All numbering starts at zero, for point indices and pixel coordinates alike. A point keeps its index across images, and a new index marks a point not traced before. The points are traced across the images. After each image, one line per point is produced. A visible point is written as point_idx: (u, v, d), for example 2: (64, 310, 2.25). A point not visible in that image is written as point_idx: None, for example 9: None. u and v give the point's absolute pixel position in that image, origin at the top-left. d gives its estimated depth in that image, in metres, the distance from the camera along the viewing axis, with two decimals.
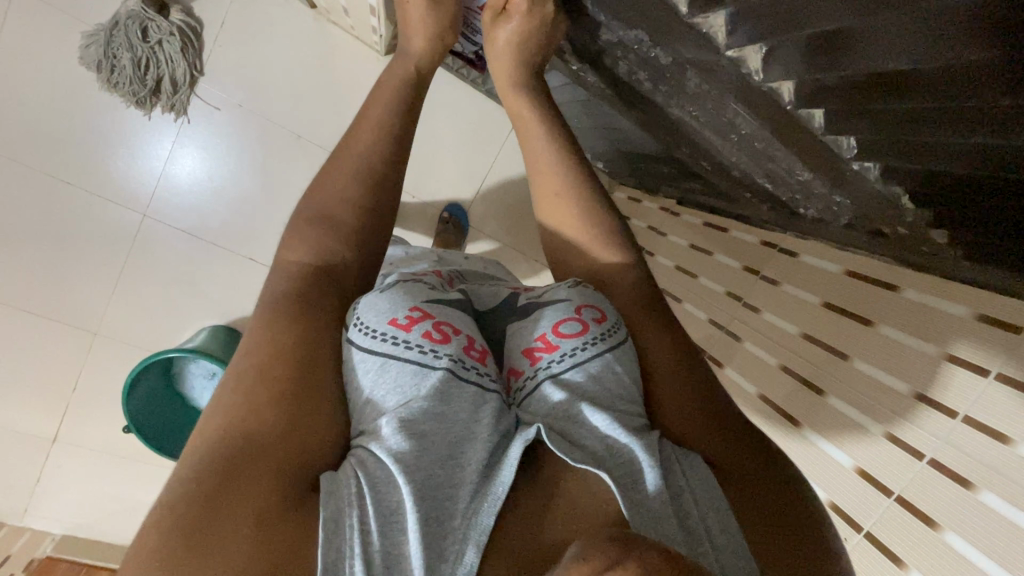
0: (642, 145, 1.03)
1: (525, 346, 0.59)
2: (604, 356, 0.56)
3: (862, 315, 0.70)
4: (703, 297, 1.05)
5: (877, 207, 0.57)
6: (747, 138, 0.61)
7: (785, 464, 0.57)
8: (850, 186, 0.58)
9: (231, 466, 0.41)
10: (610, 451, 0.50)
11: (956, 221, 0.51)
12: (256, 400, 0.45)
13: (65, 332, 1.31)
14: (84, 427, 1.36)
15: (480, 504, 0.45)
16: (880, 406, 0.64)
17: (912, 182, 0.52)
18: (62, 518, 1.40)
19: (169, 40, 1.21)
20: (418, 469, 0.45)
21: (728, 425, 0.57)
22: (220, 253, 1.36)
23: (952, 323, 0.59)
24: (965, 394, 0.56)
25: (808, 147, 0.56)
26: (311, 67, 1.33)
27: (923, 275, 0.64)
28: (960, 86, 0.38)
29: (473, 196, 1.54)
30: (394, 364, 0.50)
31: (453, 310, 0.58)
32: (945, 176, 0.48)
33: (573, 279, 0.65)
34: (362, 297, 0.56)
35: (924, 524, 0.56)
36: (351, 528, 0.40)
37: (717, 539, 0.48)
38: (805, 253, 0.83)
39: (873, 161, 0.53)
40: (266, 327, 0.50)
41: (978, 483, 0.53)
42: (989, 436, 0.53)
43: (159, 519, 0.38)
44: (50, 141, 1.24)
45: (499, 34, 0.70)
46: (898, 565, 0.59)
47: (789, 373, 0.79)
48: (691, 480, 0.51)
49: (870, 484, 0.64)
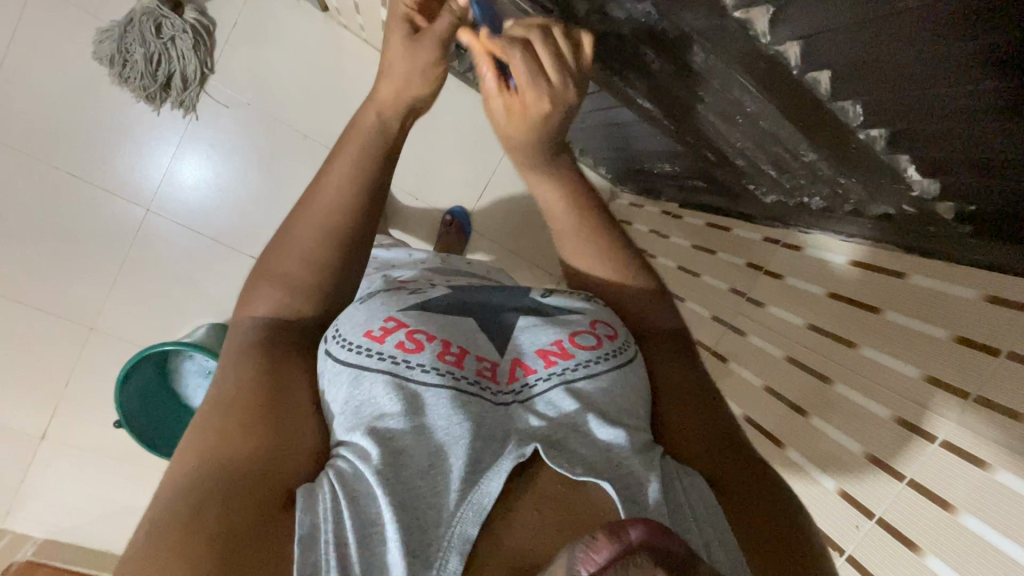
0: (648, 143, 1.04)
1: (539, 347, 0.58)
2: (617, 370, 0.57)
3: (869, 302, 0.70)
4: (709, 296, 1.03)
5: (882, 180, 0.58)
6: (754, 116, 0.62)
7: (773, 477, 0.56)
8: (860, 164, 0.58)
9: (202, 493, 0.41)
10: (608, 461, 0.50)
11: (970, 185, 0.51)
12: (230, 424, 0.46)
13: (63, 326, 1.31)
14: (75, 424, 1.34)
15: (464, 508, 0.45)
16: (895, 394, 0.62)
17: (919, 149, 0.51)
18: (45, 521, 1.37)
19: (182, 38, 1.23)
20: (396, 481, 0.45)
21: (726, 439, 0.57)
22: (222, 250, 1.36)
23: (960, 305, 0.58)
24: (977, 374, 0.55)
25: (817, 120, 0.55)
26: (321, 68, 1.34)
27: (934, 262, 0.63)
28: (969, 19, 0.38)
29: (475, 202, 1.56)
30: (366, 376, 0.51)
31: (433, 315, 0.58)
32: (952, 134, 0.47)
33: (581, 293, 0.67)
34: (343, 313, 0.60)
35: (940, 509, 0.55)
36: (327, 543, 0.40)
37: (717, 554, 0.46)
38: (810, 245, 0.83)
39: (881, 128, 0.52)
40: (248, 352, 0.52)
41: (994, 463, 0.52)
42: (1003, 415, 0.52)
43: (135, 548, 0.39)
44: (57, 135, 1.25)
45: (487, 100, 0.56)
46: (913, 550, 0.57)
47: (798, 364, 0.77)
48: (688, 494, 0.50)
49: (882, 471, 0.61)
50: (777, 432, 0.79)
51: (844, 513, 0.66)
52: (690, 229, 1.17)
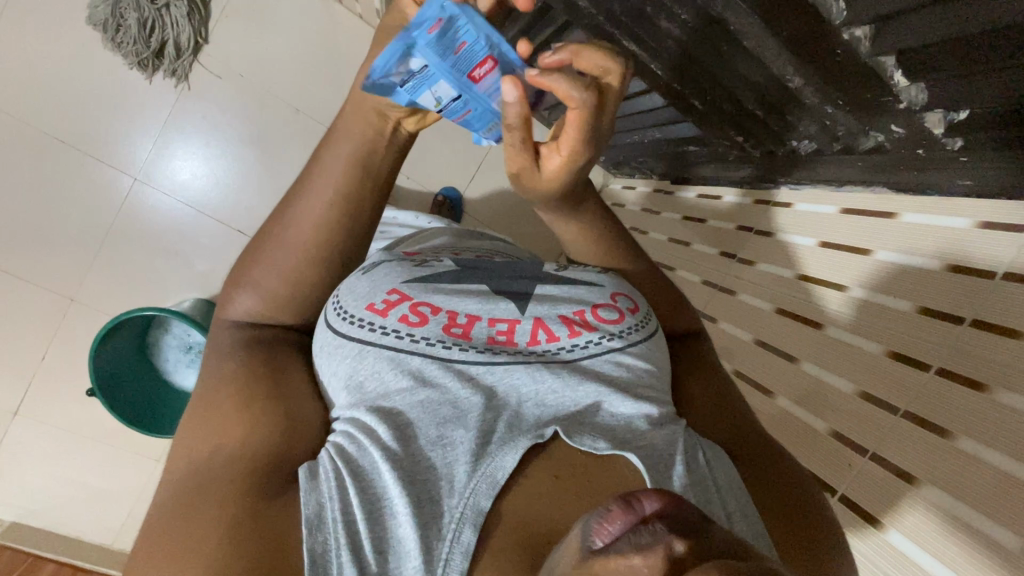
0: (638, 105, 1.00)
1: (560, 312, 0.56)
2: (639, 346, 0.57)
3: (858, 245, 0.73)
4: (698, 261, 1.06)
5: (868, 94, 0.60)
6: (738, 34, 0.64)
7: (775, 447, 0.59)
8: (840, 73, 0.60)
9: (198, 482, 0.42)
10: (630, 433, 0.49)
11: (946, 77, 0.53)
12: (219, 415, 0.46)
13: (44, 299, 1.27)
14: (50, 401, 1.30)
15: (477, 481, 0.44)
16: (889, 330, 0.65)
17: (902, 48, 0.53)
18: (13, 503, 1.32)
19: (177, 5, 1.23)
20: (406, 457, 0.45)
21: (735, 418, 0.60)
22: (211, 225, 1.33)
23: (955, 235, 0.60)
24: (973, 298, 0.57)
25: (798, 25, 0.58)
26: (316, 43, 1.33)
27: (921, 197, 0.66)
28: None
29: (469, 186, 1.54)
30: (371, 351, 0.51)
31: (438, 285, 0.57)
32: (932, 36, 0.49)
33: (595, 267, 0.67)
34: (345, 280, 0.58)
35: (935, 435, 0.57)
36: (335, 522, 0.40)
37: (738, 524, 0.47)
38: (799, 201, 0.84)
39: (864, 26, 0.55)
40: (241, 357, 0.51)
41: (991, 385, 0.53)
42: (996, 334, 0.54)
43: (141, 533, 0.40)
44: (43, 97, 1.23)
45: (531, 168, 0.54)
46: (908, 482, 0.58)
47: (787, 314, 0.81)
48: (714, 469, 0.50)
49: (876, 406, 0.64)
50: (787, 395, 0.77)
51: (838, 454, 0.67)
52: (681, 202, 1.15)
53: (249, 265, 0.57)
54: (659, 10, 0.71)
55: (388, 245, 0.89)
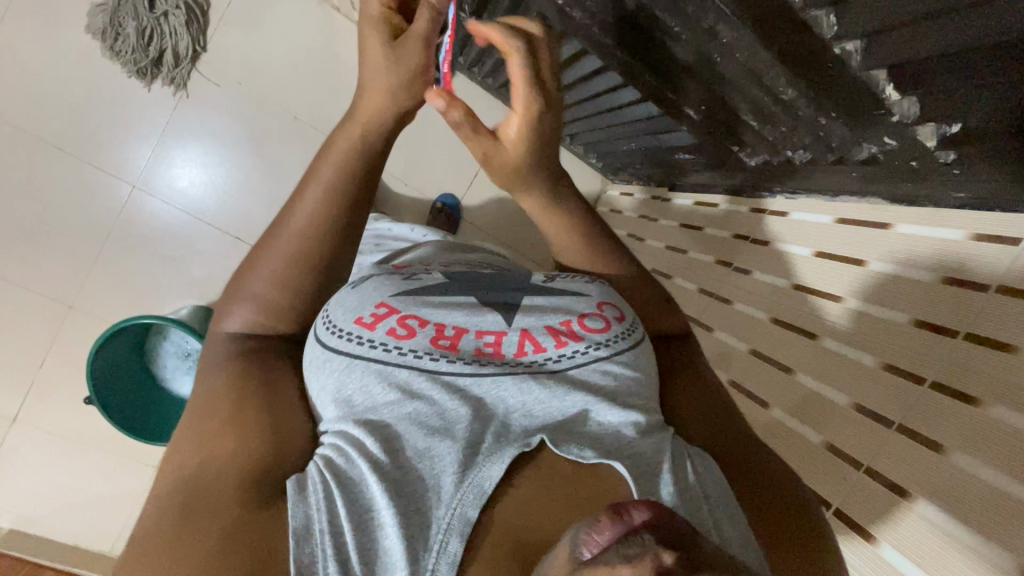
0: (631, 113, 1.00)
1: (547, 322, 0.56)
2: (626, 354, 0.56)
3: (852, 256, 0.72)
4: (694, 269, 1.05)
5: (858, 103, 0.60)
6: (728, 47, 0.64)
7: (769, 456, 0.58)
8: (834, 84, 0.60)
9: (185, 495, 0.42)
10: (616, 442, 0.49)
11: (937, 85, 0.52)
12: (206, 428, 0.46)
13: (43, 306, 1.28)
14: (48, 406, 1.30)
15: (463, 492, 0.43)
16: (885, 344, 0.64)
17: (893, 62, 0.53)
18: (12, 509, 1.32)
19: (175, 14, 1.24)
20: (394, 469, 0.44)
21: (727, 426, 0.59)
22: (209, 231, 1.34)
23: (949, 246, 0.60)
24: (967, 311, 0.56)
25: (789, 37, 0.58)
26: (314, 51, 1.35)
27: (918, 208, 0.66)
28: None
29: (467, 192, 1.54)
30: (359, 364, 0.51)
31: (425, 298, 0.57)
32: (917, 48, 0.50)
33: (584, 275, 0.67)
34: (333, 296, 0.58)
35: (928, 450, 0.56)
36: (322, 533, 0.40)
37: (726, 532, 0.46)
38: (795, 210, 0.84)
39: (854, 40, 0.54)
40: (230, 367, 0.51)
41: (985, 399, 0.53)
42: (995, 349, 0.53)
43: (128, 546, 0.40)
44: (43, 106, 1.24)
45: (495, 145, 0.58)
46: (902, 496, 0.58)
47: (780, 323, 0.81)
48: (704, 478, 0.50)
49: (871, 419, 0.63)
50: (783, 406, 0.76)
51: (833, 466, 0.67)
52: (677, 210, 1.16)
53: (239, 275, 0.57)
54: (651, 19, 0.71)
55: (383, 258, 0.89)
